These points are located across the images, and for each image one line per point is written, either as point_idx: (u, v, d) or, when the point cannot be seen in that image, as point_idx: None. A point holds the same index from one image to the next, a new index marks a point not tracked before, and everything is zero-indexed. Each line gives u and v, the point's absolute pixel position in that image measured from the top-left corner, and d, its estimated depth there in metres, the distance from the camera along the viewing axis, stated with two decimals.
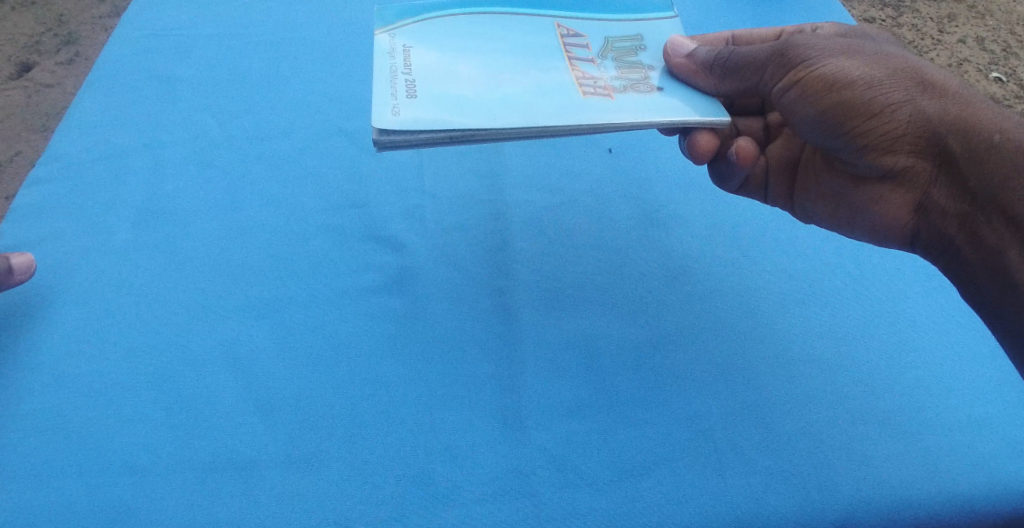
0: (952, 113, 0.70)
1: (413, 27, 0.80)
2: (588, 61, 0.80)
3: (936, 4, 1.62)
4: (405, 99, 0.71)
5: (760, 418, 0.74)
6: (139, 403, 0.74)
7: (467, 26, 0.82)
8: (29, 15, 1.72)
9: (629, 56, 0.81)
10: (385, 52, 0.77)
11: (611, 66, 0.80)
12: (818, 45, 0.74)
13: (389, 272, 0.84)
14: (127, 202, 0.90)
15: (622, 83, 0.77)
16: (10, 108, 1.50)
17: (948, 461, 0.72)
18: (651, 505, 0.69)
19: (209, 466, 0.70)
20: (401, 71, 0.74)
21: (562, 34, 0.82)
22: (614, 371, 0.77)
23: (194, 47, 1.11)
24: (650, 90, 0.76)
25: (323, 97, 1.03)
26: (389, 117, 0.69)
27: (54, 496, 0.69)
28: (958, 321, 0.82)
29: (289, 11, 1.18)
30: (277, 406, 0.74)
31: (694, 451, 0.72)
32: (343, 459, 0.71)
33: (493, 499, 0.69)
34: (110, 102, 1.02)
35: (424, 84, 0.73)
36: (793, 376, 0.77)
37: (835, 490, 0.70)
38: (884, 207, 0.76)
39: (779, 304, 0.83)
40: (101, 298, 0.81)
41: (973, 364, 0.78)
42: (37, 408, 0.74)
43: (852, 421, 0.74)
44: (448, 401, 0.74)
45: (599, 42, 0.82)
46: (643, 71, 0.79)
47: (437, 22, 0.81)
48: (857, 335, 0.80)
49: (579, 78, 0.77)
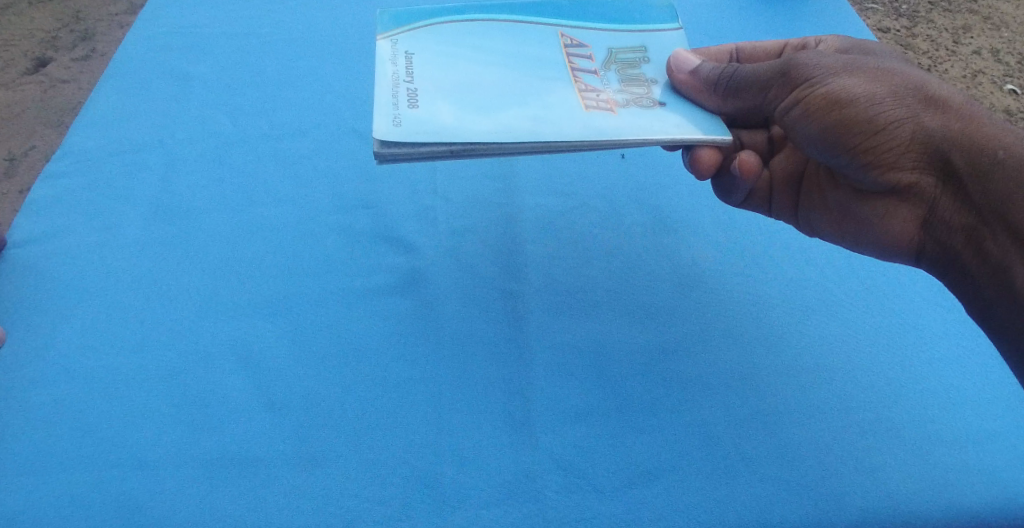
0: (955, 129, 0.71)
1: (413, 34, 0.81)
2: (591, 72, 0.81)
3: (951, 15, 1.62)
4: (407, 109, 0.72)
5: (766, 427, 0.75)
6: (150, 398, 0.75)
7: (471, 33, 0.83)
8: (47, 10, 1.75)
9: (631, 68, 0.82)
10: (386, 59, 0.78)
11: (614, 79, 0.81)
12: (820, 63, 0.75)
13: (399, 273, 0.85)
14: (141, 198, 0.92)
15: (625, 96, 0.78)
16: (26, 103, 1.52)
17: (954, 474, 0.72)
18: (657, 511, 0.70)
19: (220, 462, 0.71)
20: (403, 79, 0.76)
21: (566, 44, 0.84)
22: (622, 377, 0.78)
23: (210, 45, 1.12)
24: (653, 105, 0.77)
25: (337, 97, 1.05)
26: (388, 129, 0.69)
27: (66, 487, 0.70)
28: (966, 335, 0.82)
29: (305, 10, 1.19)
30: (288, 403, 0.75)
31: (700, 458, 0.73)
32: (352, 457, 0.72)
33: (501, 501, 0.70)
34: (126, 99, 1.04)
35: (426, 92, 0.74)
36: (797, 385, 0.78)
37: (840, 501, 0.71)
38: (890, 222, 0.77)
39: (787, 314, 0.83)
40: (114, 293, 0.83)
41: (980, 378, 0.79)
42: (50, 400, 0.75)
43: (858, 432, 0.75)
44: (458, 403, 0.75)
45: (603, 53, 0.84)
46: (646, 84, 0.80)
47: (438, 29, 0.82)
48: (864, 347, 0.81)
49: (581, 90, 0.78)
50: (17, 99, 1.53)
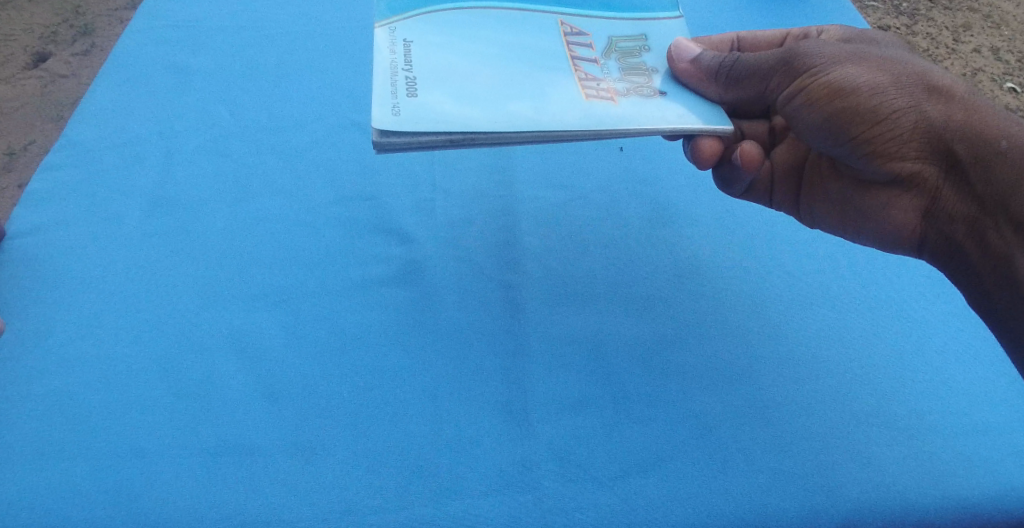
0: (958, 119, 0.70)
1: (410, 21, 0.80)
2: (591, 61, 0.80)
3: (951, 12, 1.61)
4: (405, 98, 0.71)
5: (765, 418, 0.75)
6: (147, 389, 0.75)
7: (470, 22, 0.82)
8: (45, 6, 1.74)
9: (631, 57, 0.82)
10: (382, 47, 0.76)
11: (614, 68, 0.80)
12: (822, 52, 0.74)
13: (396, 266, 0.85)
14: (137, 190, 0.91)
15: (625, 85, 0.77)
16: (25, 98, 1.51)
17: (952, 466, 0.72)
18: (655, 502, 0.69)
19: (216, 453, 0.71)
20: (400, 67, 0.74)
21: (565, 34, 0.82)
22: (620, 369, 0.78)
23: (208, 38, 1.12)
24: (654, 94, 0.76)
25: (334, 91, 1.04)
26: (388, 121, 0.68)
27: (62, 478, 0.70)
28: (965, 328, 0.82)
29: (303, 4, 1.18)
30: (286, 394, 0.75)
31: (698, 450, 0.72)
32: (348, 450, 0.72)
33: (497, 492, 0.70)
34: (123, 90, 1.03)
35: (425, 81, 0.73)
36: (797, 377, 0.77)
37: (838, 491, 0.70)
38: (892, 212, 0.76)
39: (786, 304, 0.83)
40: (111, 285, 0.82)
41: (980, 371, 0.78)
42: (47, 391, 0.75)
43: (857, 423, 0.75)
44: (456, 396, 0.75)
45: (603, 42, 0.83)
46: (646, 73, 0.79)
47: (436, 16, 0.81)
48: (865, 338, 0.80)
49: (581, 80, 0.77)
50: (15, 93, 1.52)
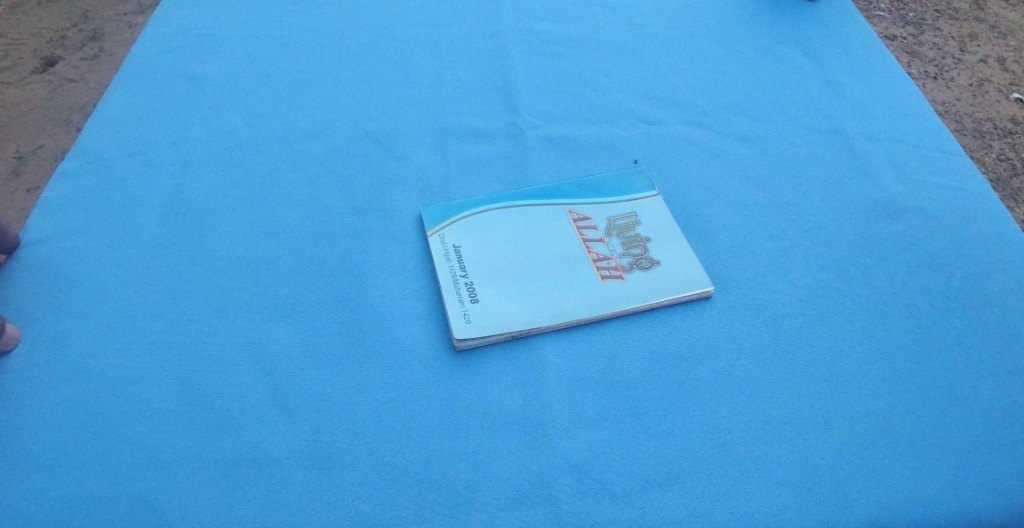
0: None
1: (454, 228, 0.90)
2: (597, 240, 0.89)
3: (957, 23, 1.64)
4: (473, 304, 0.82)
5: (781, 434, 0.76)
6: (167, 399, 0.78)
7: (498, 219, 0.90)
8: (56, 9, 1.79)
9: (629, 231, 0.90)
10: (442, 258, 0.87)
11: (617, 245, 0.88)
12: None
13: (414, 278, 0.87)
14: (156, 201, 0.94)
15: (628, 259, 0.87)
16: (34, 102, 1.54)
17: (964, 483, 0.73)
18: (670, 515, 0.71)
19: (234, 460, 0.74)
20: (460, 275, 0.85)
21: (573, 216, 0.91)
22: (639, 382, 0.79)
23: (223, 48, 1.15)
24: (651, 264, 0.86)
25: (349, 101, 1.07)
26: (463, 325, 0.81)
27: (85, 485, 0.73)
28: (985, 342, 0.82)
29: (318, 13, 1.21)
30: (301, 404, 0.77)
31: (715, 465, 0.74)
32: (369, 459, 0.74)
33: (517, 507, 0.72)
34: (141, 100, 1.07)
35: (484, 284, 0.84)
36: (811, 391, 0.78)
37: (848, 507, 0.72)
38: None
39: (794, 310, 0.84)
40: (132, 293, 0.85)
41: (995, 383, 0.79)
42: (69, 401, 0.78)
43: (870, 437, 0.75)
44: (475, 408, 0.77)
45: (604, 224, 0.91)
46: (642, 244, 0.88)
47: (472, 222, 0.90)
48: (877, 348, 0.81)
49: (595, 261, 0.87)
50: (25, 98, 1.55)
